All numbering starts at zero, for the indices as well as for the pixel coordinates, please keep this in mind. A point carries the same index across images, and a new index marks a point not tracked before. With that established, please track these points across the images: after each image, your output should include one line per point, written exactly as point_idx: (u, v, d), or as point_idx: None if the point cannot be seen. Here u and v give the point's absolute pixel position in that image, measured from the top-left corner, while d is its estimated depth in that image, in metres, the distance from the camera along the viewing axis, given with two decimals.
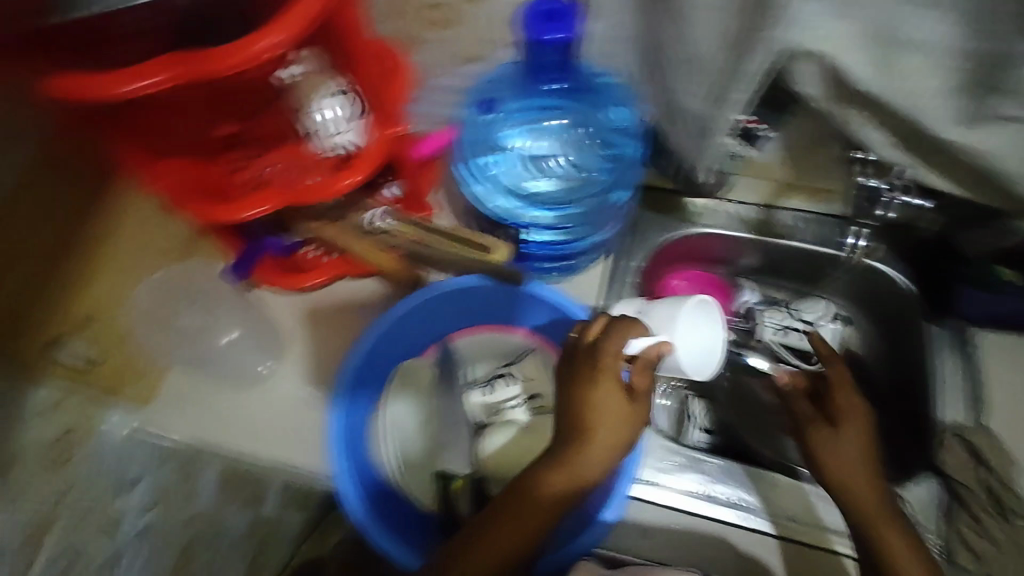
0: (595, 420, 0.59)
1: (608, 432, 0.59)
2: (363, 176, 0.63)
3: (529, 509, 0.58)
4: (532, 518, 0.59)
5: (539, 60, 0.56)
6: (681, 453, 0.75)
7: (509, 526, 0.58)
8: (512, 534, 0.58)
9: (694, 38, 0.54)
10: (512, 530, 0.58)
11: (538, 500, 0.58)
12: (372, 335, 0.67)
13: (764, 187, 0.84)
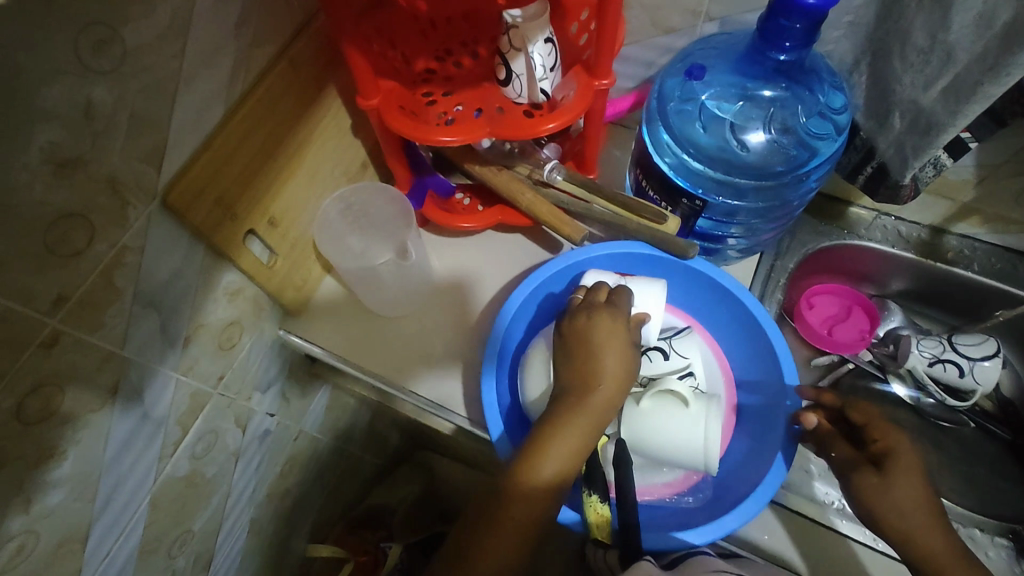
0: (580, 368, 0.58)
1: (602, 377, 0.57)
2: (555, 124, 0.63)
3: (516, 495, 0.55)
4: (523, 499, 0.55)
5: (777, 26, 0.54)
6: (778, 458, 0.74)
7: (512, 506, 0.55)
8: (523, 519, 0.55)
9: (947, 25, 0.52)
10: (517, 511, 0.55)
11: (521, 488, 0.55)
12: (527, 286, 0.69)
13: (942, 209, 0.80)
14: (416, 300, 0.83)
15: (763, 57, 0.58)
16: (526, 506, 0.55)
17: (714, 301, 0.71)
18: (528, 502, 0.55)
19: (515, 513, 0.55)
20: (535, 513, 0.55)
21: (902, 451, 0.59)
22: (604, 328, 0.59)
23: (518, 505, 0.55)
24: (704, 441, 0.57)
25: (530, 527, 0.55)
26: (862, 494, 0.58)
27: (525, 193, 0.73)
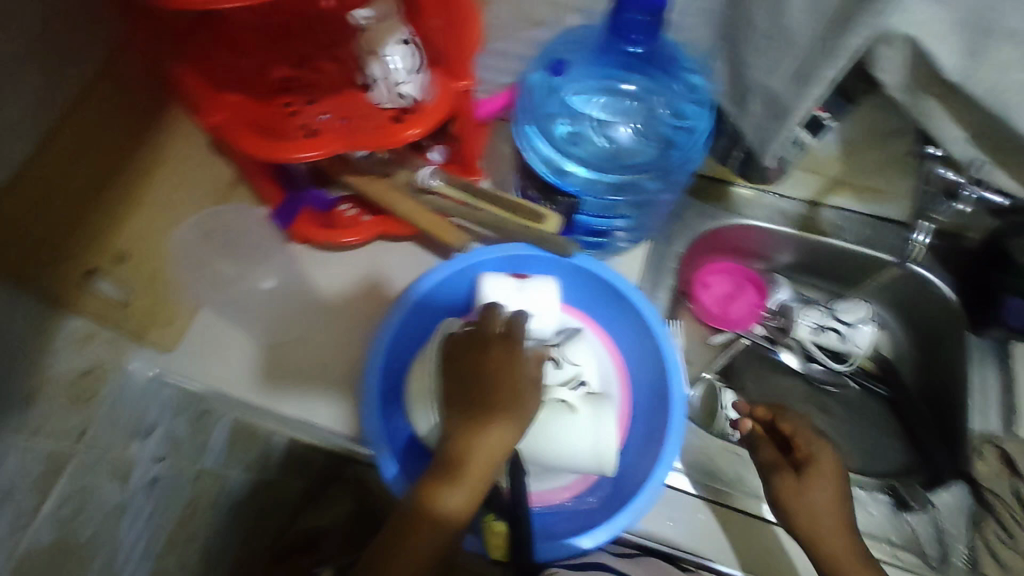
0: (486, 397, 0.54)
1: (510, 407, 0.54)
2: (417, 130, 0.59)
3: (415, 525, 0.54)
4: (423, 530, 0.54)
5: (623, 20, 0.53)
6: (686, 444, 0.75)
7: (411, 537, 0.54)
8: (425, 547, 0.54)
9: (785, 11, 0.53)
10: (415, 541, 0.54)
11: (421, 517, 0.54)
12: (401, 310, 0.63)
13: (813, 184, 0.83)
14: (307, 326, 0.78)
15: (618, 51, 0.57)
16: (426, 534, 0.53)
17: (603, 298, 0.70)
18: (432, 530, 0.54)
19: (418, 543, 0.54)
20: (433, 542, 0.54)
21: (820, 460, 0.65)
22: (498, 354, 0.56)
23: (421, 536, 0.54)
24: (596, 443, 0.58)
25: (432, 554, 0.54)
26: (781, 493, 0.64)
27: (402, 202, 0.70)
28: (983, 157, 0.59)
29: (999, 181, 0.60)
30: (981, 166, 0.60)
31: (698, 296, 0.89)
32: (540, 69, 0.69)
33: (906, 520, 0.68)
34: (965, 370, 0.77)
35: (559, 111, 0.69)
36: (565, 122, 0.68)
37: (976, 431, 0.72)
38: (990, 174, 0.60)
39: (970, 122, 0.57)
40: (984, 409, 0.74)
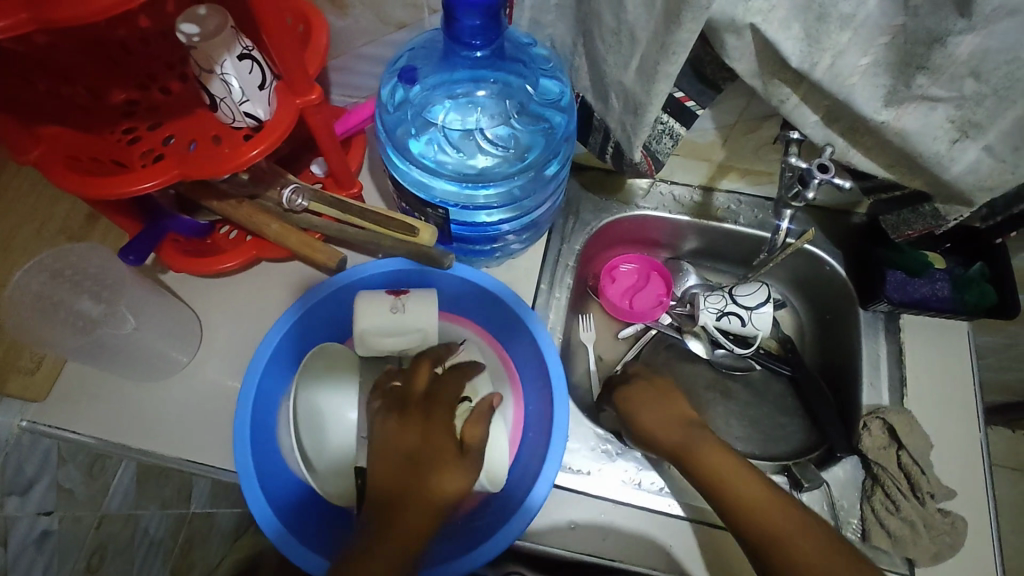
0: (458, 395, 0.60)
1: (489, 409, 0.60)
2: (260, 150, 0.56)
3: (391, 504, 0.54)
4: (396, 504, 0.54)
5: (455, 24, 0.51)
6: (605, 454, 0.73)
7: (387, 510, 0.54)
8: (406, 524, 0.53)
9: (624, 6, 0.51)
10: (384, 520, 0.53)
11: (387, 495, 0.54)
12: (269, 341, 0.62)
13: (703, 169, 0.83)
14: (188, 356, 0.74)
15: (460, 56, 0.55)
16: (420, 519, 0.53)
17: (485, 309, 0.70)
18: (422, 517, 0.53)
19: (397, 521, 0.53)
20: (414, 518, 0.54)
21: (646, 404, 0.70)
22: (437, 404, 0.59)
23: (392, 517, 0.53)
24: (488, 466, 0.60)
25: (415, 534, 0.53)
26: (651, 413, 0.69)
27: (269, 224, 0.66)
28: (840, 139, 0.59)
29: (858, 160, 0.60)
30: (839, 148, 0.60)
31: (604, 289, 0.89)
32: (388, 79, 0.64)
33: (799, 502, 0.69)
34: (856, 342, 0.78)
35: (413, 120, 0.64)
36: (418, 133, 0.64)
37: (866, 404, 0.74)
38: (849, 156, 0.60)
39: (823, 104, 0.57)
40: (874, 382, 0.75)
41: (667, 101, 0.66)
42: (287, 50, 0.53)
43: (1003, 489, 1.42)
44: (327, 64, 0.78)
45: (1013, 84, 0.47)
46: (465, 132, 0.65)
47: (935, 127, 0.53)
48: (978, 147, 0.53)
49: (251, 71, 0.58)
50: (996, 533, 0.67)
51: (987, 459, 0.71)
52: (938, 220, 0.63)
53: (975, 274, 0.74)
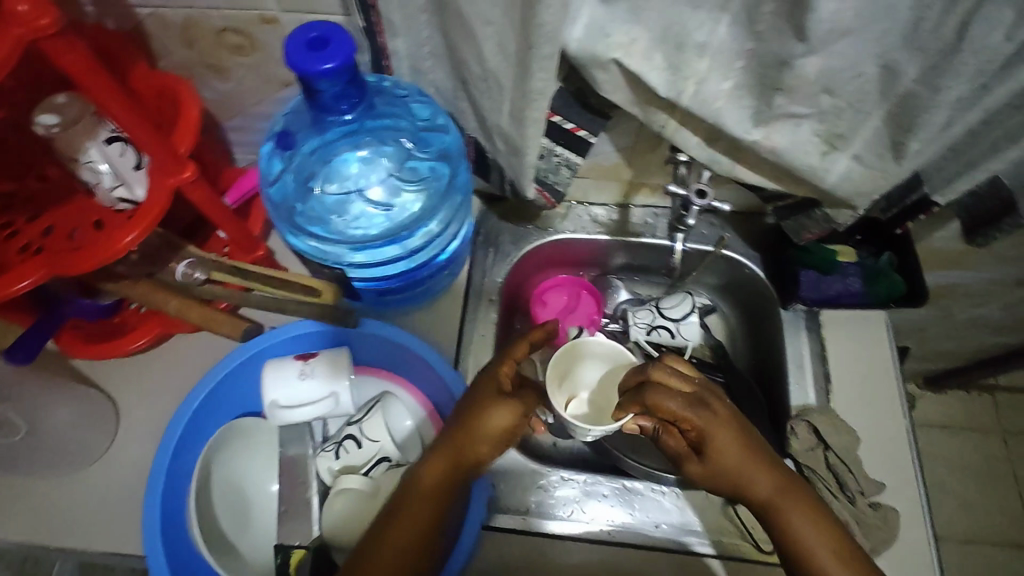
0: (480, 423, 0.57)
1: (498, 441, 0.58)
2: (136, 235, 0.54)
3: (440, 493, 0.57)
4: (429, 499, 0.56)
5: (316, 95, 0.50)
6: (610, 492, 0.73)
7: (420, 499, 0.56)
8: (410, 527, 0.55)
9: (484, 55, 0.51)
10: (412, 516, 0.55)
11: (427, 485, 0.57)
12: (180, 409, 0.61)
13: (615, 188, 0.83)
14: (108, 437, 0.70)
15: (331, 121, 0.54)
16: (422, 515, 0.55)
17: (401, 355, 0.70)
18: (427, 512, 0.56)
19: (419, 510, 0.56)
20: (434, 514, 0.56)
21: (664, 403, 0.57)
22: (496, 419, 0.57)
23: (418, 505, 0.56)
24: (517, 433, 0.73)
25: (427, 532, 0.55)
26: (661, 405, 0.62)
27: (168, 300, 0.64)
28: (724, 157, 0.60)
29: (744, 175, 0.61)
30: (724, 165, 0.61)
31: (537, 315, 0.87)
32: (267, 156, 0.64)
33: (736, 516, 0.71)
34: (781, 342, 0.79)
35: (295, 190, 0.64)
36: (304, 203, 0.64)
37: (794, 405, 0.75)
38: (735, 171, 0.61)
39: (700, 127, 0.58)
40: (800, 382, 0.76)
41: (558, 133, 0.65)
42: (148, 134, 0.51)
43: (963, 454, 1.43)
44: (221, 126, 0.77)
45: (866, 96, 0.48)
46: (352, 193, 0.64)
47: (804, 141, 0.54)
48: (848, 157, 0.54)
49: (122, 153, 0.57)
50: (929, 521, 0.68)
51: (915, 450, 0.72)
52: (831, 222, 0.65)
53: (884, 265, 0.76)
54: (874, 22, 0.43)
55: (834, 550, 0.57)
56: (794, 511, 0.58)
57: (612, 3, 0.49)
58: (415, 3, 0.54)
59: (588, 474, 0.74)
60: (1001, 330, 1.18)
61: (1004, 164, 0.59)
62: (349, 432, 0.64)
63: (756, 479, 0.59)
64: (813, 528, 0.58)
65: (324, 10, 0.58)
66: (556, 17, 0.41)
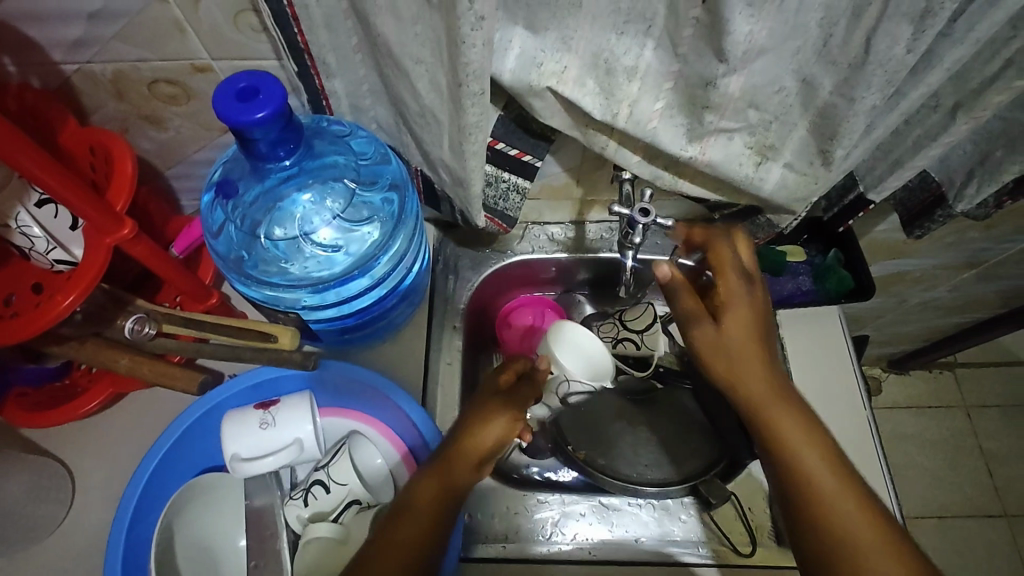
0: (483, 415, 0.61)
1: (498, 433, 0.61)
2: (75, 298, 0.52)
3: (432, 512, 0.57)
4: (426, 516, 0.56)
5: (251, 144, 0.49)
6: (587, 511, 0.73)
7: (404, 522, 0.56)
8: (399, 545, 0.54)
9: (418, 92, 0.52)
10: (407, 531, 0.55)
11: (426, 500, 0.57)
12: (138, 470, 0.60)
13: (568, 207, 0.84)
14: (64, 506, 0.67)
15: (270, 168, 0.54)
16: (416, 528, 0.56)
17: (366, 393, 0.69)
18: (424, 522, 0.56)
19: (405, 528, 0.55)
20: (428, 530, 0.56)
21: (722, 253, 0.62)
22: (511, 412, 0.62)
23: (406, 524, 0.56)
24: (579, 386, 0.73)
25: (422, 544, 0.55)
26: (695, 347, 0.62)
27: (119, 358, 0.61)
28: (665, 173, 0.61)
29: (687, 188, 0.63)
30: (666, 181, 0.62)
31: (503, 337, 0.87)
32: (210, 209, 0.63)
33: (712, 522, 0.72)
34: None
35: (241, 240, 0.63)
36: (251, 252, 0.64)
37: None
38: (677, 186, 0.63)
39: (639, 146, 0.59)
40: None
41: (504, 159, 0.66)
42: (79, 196, 0.50)
43: (931, 431, 1.47)
44: (164, 175, 0.75)
45: (789, 108, 0.51)
46: (299, 237, 0.64)
47: (737, 154, 0.55)
48: (780, 165, 0.56)
49: (56, 214, 0.56)
50: (897, 508, 0.70)
51: (875, 439, 0.74)
52: (774, 226, 0.67)
53: (831, 262, 0.77)
54: (786, 40, 0.45)
55: (891, 554, 0.53)
56: (849, 495, 0.55)
57: (540, 33, 0.50)
58: (346, 44, 0.54)
59: (564, 493, 0.74)
60: (953, 311, 1.22)
61: (926, 160, 0.61)
62: (316, 478, 0.63)
63: (784, 421, 0.58)
64: (857, 519, 0.54)
65: (256, 56, 0.58)
66: (481, 55, 0.42)
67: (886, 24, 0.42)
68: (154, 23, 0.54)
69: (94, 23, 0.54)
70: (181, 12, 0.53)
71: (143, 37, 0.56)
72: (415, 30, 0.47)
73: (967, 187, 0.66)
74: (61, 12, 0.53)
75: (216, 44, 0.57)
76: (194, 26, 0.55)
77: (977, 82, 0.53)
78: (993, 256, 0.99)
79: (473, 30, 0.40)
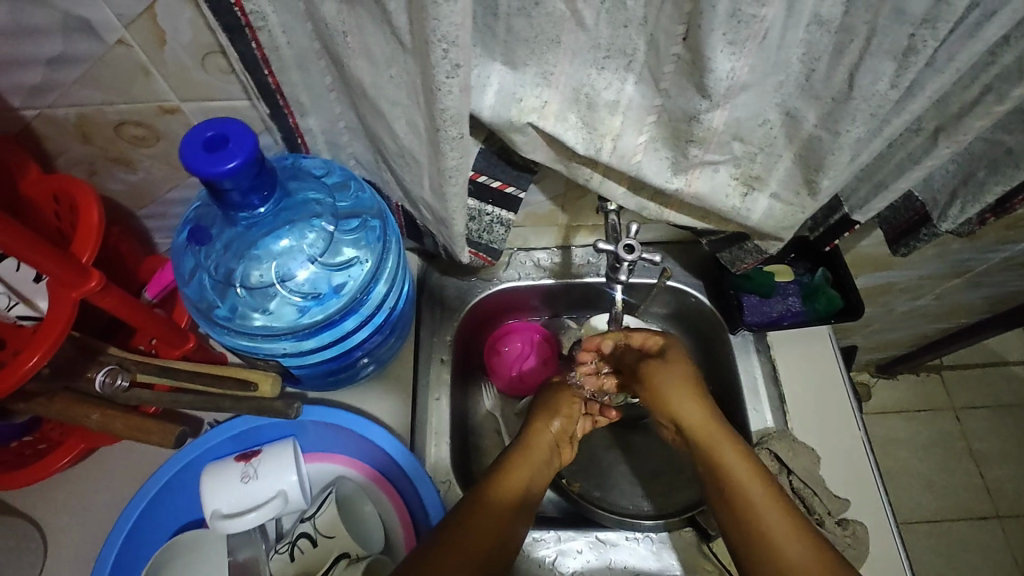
0: (550, 408, 0.72)
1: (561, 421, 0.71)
2: (40, 358, 0.50)
3: (508, 510, 0.60)
4: (503, 513, 0.59)
5: (224, 194, 0.47)
6: (584, 548, 0.71)
7: (484, 515, 0.58)
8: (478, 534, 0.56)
9: (396, 133, 0.50)
10: (488, 521, 0.57)
11: (506, 498, 0.60)
12: (113, 532, 0.58)
13: (554, 233, 0.83)
14: (36, 569, 0.64)
15: (243, 215, 0.52)
16: (494, 519, 0.58)
17: (352, 437, 0.67)
18: (502, 508, 0.59)
19: (488, 520, 0.57)
20: (502, 526, 0.58)
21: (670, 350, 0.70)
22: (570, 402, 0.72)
23: (487, 515, 0.58)
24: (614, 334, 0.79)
25: (495, 540, 0.57)
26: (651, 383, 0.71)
27: (89, 414, 0.58)
28: (651, 203, 0.60)
29: (673, 217, 0.62)
30: (652, 211, 0.61)
31: (492, 366, 0.85)
32: (183, 253, 0.61)
33: (713, 555, 0.70)
34: (733, 367, 0.80)
35: (214, 287, 0.61)
36: (224, 300, 0.62)
37: (754, 431, 0.76)
38: (663, 215, 0.62)
39: (624, 177, 0.58)
40: (756, 407, 0.77)
41: (487, 192, 0.65)
42: (41, 252, 0.47)
43: (922, 436, 1.48)
44: (136, 215, 0.73)
45: (774, 140, 0.50)
46: (275, 282, 0.61)
47: (723, 186, 0.55)
48: (767, 195, 0.56)
49: (18, 267, 0.55)
50: (895, 530, 0.70)
51: (873, 461, 0.74)
52: (763, 252, 0.66)
53: (819, 281, 0.77)
54: (769, 74, 0.44)
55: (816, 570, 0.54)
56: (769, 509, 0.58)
57: (518, 69, 0.49)
58: (319, 84, 0.52)
59: (559, 530, 0.71)
60: (939, 317, 1.23)
61: (911, 182, 0.60)
62: (302, 530, 0.60)
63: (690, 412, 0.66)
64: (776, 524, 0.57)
65: (225, 96, 0.56)
66: (458, 101, 0.41)
67: (869, 60, 0.41)
68: (117, 67, 0.52)
69: (54, 68, 0.52)
70: (145, 55, 0.51)
71: (106, 81, 0.54)
72: (389, 72, 0.46)
73: (950, 208, 0.65)
74: (19, 59, 0.51)
75: (183, 86, 0.55)
76: (159, 69, 0.53)
77: (959, 106, 0.53)
78: (977, 265, 0.99)
79: (448, 77, 0.39)
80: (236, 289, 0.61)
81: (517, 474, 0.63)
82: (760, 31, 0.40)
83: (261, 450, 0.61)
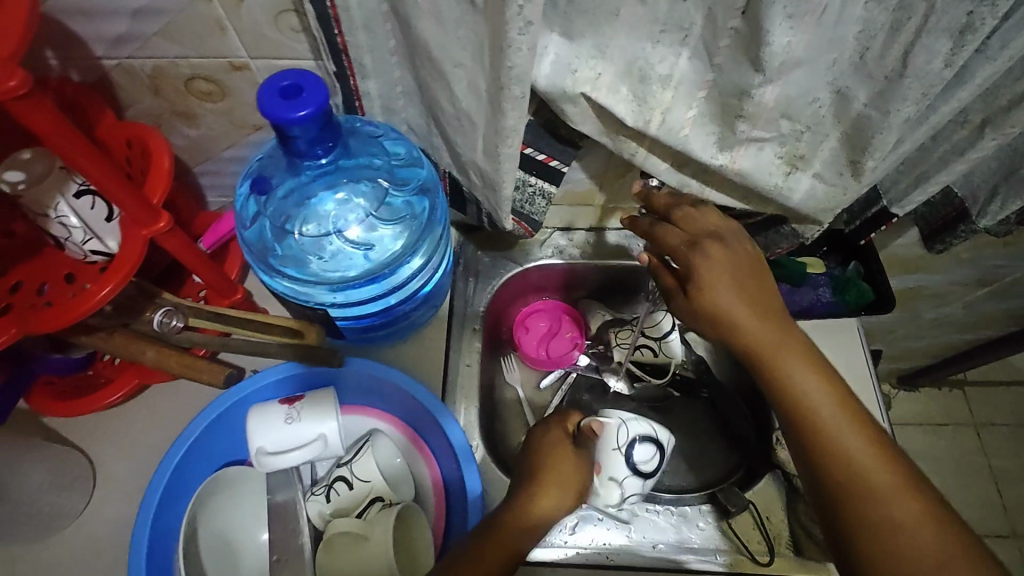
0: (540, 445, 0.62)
1: (556, 470, 0.59)
2: (111, 289, 0.53)
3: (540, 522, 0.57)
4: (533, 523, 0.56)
5: (291, 141, 0.50)
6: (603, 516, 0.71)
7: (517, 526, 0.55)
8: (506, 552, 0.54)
9: (455, 95, 0.53)
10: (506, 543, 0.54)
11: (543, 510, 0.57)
12: (167, 458, 0.61)
13: (590, 213, 0.84)
14: (85, 497, 0.68)
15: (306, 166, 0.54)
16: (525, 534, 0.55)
17: (390, 393, 0.69)
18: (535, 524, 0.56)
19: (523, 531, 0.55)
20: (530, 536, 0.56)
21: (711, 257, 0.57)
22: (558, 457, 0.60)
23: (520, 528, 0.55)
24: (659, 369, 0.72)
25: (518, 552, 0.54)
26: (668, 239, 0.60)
27: (145, 350, 0.60)
28: (693, 181, 0.62)
29: (713, 196, 0.63)
30: (694, 189, 0.63)
31: (520, 342, 0.87)
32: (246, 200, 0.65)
33: (731, 532, 0.70)
34: None
35: (273, 233, 0.64)
36: (280, 245, 0.65)
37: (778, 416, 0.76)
38: (704, 194, 0.63)
39: (668, 153, 0.60)
40: None
41: (532, 164, 0.67)
42: (121, 189, 0.51)
43: (940, 449, 1.46)
44: (193, 171, 0.76)
45: (822, 120, 0.52)
46: (330, 234, 0.64)
47: (768, 164, 0.56)
48: (810, 176, 0.57)
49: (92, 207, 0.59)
50: None
51: None
52: (799, 237, 0.68)
53: (852, 274, 0.78)
54: (823, 52, 0.46)
55: (832, 398, 0.53)
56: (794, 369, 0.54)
57: (576, 40, 0.51)
58: (384, 46, 0.54)
59: (581, 499, 0.72)
60: (965, 328, 1.22)
61: (953, 175, 0.61)
62: (339, 474, 0.62)
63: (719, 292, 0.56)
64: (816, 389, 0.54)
65: (292, 55, 0.59)
66: (525, 60, 0.43)
67: (925, 39, 0.43)
68: (195, 21, 0.55)
69: (137, 20, 0.56)
70: (223, 11, 0.54)
71: (183, 34, 0.57)
72: (456, 34, 0.48)
73: (991, 203, 0.66)
74: (107, 9, 0.54)
75: (254, 43, 0.58)
76: (235, 24, 0.56)
77: (1008, 99, 0.54)
78: (1009, 274, 0.99)
79: (520, 34, 0.41)
80: (293, 237, 0.64)
81: (549, 494, 0.58)
82: (819, 6, 0.42)
83: (304, 395, 0.64)
